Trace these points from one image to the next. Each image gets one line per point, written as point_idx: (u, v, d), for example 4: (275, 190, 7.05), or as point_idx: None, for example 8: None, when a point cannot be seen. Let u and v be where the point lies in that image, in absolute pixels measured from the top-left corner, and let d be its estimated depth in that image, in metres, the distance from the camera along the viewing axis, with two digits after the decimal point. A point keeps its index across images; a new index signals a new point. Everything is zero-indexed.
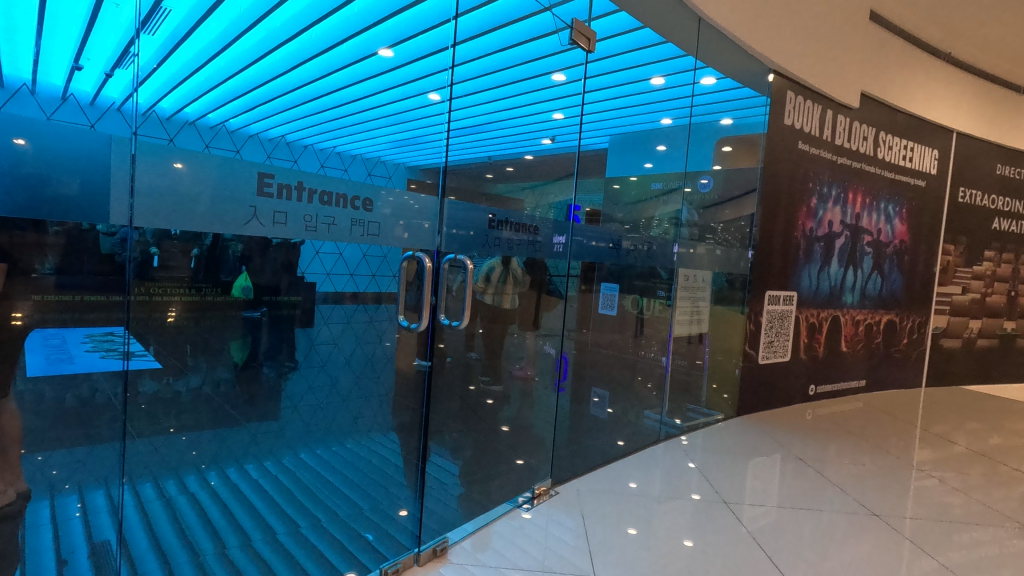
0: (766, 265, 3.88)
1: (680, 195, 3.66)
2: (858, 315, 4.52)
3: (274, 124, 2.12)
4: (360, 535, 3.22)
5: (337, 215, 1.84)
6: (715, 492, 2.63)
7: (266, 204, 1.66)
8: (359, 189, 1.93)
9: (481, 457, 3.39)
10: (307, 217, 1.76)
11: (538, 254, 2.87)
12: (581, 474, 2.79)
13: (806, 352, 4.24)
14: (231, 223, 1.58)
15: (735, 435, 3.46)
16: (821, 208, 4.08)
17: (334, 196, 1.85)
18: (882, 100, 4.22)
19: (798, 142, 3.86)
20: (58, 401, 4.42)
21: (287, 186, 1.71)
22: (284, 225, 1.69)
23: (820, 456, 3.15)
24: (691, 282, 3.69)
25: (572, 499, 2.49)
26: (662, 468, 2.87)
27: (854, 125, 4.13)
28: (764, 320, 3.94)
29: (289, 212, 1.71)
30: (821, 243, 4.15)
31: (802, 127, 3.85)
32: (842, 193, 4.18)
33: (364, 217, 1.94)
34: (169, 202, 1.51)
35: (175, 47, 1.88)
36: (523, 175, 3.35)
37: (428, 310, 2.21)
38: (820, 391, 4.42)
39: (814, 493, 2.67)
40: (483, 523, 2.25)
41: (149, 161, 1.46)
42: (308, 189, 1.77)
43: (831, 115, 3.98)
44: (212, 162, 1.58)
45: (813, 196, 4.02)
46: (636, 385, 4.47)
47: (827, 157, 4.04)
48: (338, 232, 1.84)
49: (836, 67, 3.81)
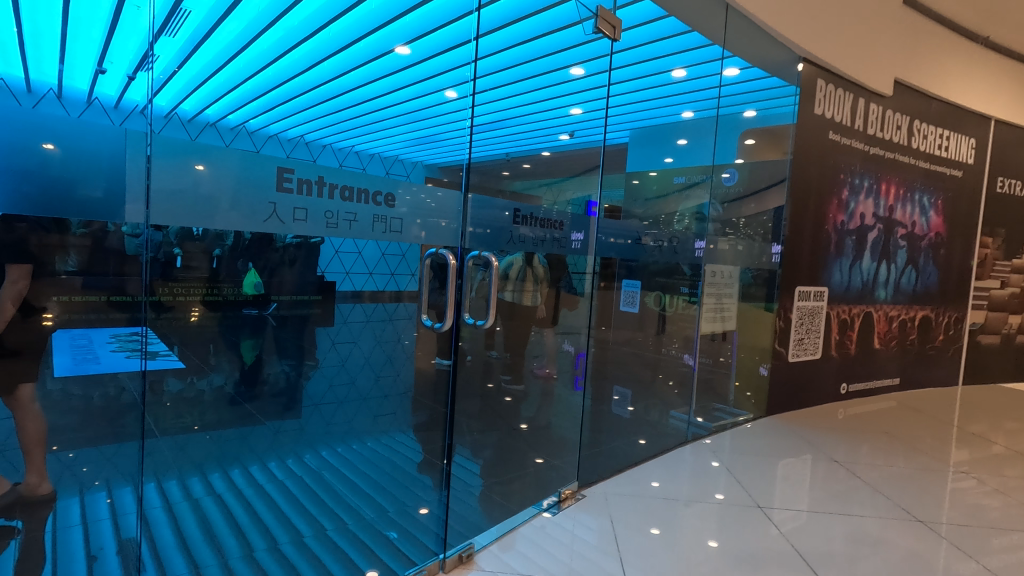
0: (795, 262, 3.76)
1: (703, 188, 3.66)
2: (891, 310, 4.39)
3: (293, 123, 2.07)
4: (382, 534, 3.29)
5: (358, 211, 1.84)
6: (742, 492, 2.57)
7: (285, 202, 1.67)
8: (381, 183, 1.93)
9: (503, 457, 3.35)
10: (327, 213, 1.75)
11: (560, 250, 2.89)
12: (605, 477, 2.72)
13: (837, 350, 4.12)
14: (246, 218, 1.58)
15: (765, 436, 3.36)
16: (853, 200, 3.96)
17: (356, 189, 1.84)
18: (916, 88, 4.08)
19: (829, 132, 3.73)
20: (86, 400, 4.50)
21: (305, 183, 1.72)
22: (303, 222, 1.70)
23: (853, 457, 3.06)
24: (718, 279, 3.62)
25: (599, 502, 2.43)
26: (687, 469, 2.82)
27: (887, 114, 4.00)
28: (795, 316, 3.82)
29: (309, 208, 1.71)
30: (852, 236, 4.02)
31: (833, 117, 3.72)
32: (874, 183, 4.05)
33: (385, 212, 1.93)
34: (185, 202, 1.50)
35: (196, 47, 1.93)
36: (538, 172, 3.35)
37: (451, 308, 2.17)
38: (852, 390, 4.30)
39: (847, 494, 2.60)
40: (507, 528, 2.21)
41: (165, 166, 1.46)
42: (327, 186, 1.77)
43: (863, 103, 3.86)
44: (228, 160, 1.57)
45: (845, 187, 3.90)
46: (659, 382, 4.39)
47: (860, 147, 3.92)
48: (359, 230, 1.84)
49: (870, 54, 3.69)
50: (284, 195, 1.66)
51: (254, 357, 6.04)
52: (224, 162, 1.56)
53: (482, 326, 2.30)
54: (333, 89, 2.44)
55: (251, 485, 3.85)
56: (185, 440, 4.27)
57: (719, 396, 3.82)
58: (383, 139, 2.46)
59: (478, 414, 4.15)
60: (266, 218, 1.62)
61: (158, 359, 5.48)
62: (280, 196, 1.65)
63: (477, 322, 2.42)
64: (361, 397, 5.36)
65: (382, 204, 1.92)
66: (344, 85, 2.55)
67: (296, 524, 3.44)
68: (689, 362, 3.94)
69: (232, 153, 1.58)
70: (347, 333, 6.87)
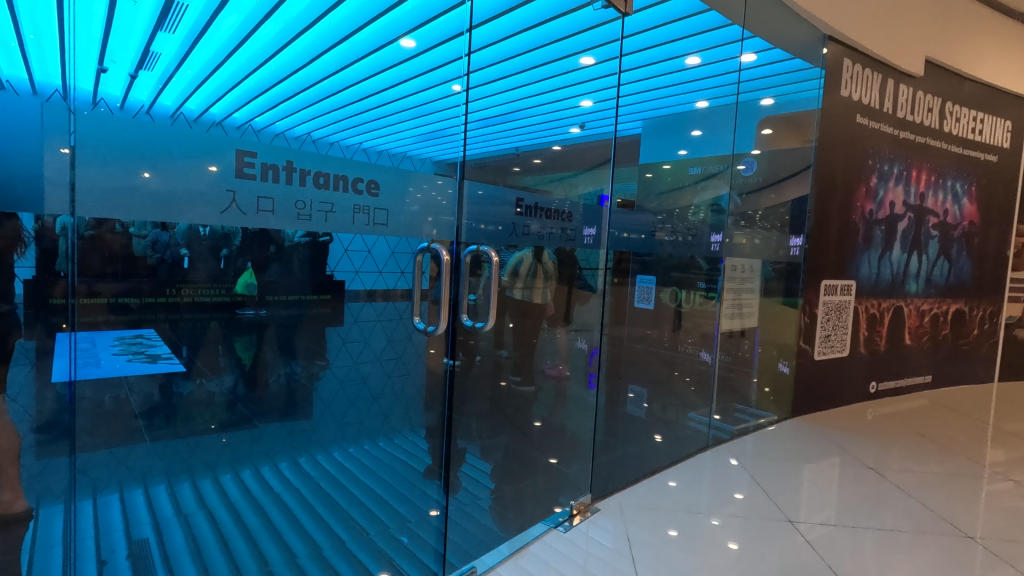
0: (822, 254, 3.58)
1: (720, 179, 3.58)
2: (923, 305, 4.22)
3: (299, 120, 1.95)
4: (395, 539, 3.33)
5: (333, 201, 1.86)
6: (766, 495, 2.46)
7: (248, 189, 1.67)
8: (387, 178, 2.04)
9: (516, 459, 3.26)
10: (297, 202, 1.78)
11: (568, 242, 2.92)
12: (622, 487, 2.52)
13: (865, 346, 3.96)
14: (207, 209, 1.61)
15: (792, 438, 3.22)
16: (882, 187, 3.78)
17: (332, 180, 1.88)
18: (949, 67, 3.90)
19: (856, 116, 3.55)
20: (96, 402, 4.44)
21: (272, 170, 1.74)
22: (269, 213, 1.73)
23: (884, 458, 2.92)
24: (740, 273, 3.48)
25: (615, 514, 2.25)
26: (709, 472, 2.71)
27: (917, 96, 3.82)
28: (820, 312, 3.65)
29: (275, 197, 1.74)
30: (881, 226, 3.86)
31: (861, 98, 3.54)
32: (904, 170, 3.87)
33: (371, 203, 1.99)
34: (135, 198, 1.53)
35: (192, 46, 1.83)
36: (549, 170, 3.20)
37: (444, 308, 2.02)
38: (882, 388, 4.13)
39: (877, 498, 2.47)
40: (518, 545, 2.01)
41: (113, 166, 1.51)
42: (297, 175, 1.79)
43: (892, 84, 3.68)
44: (186, 153, 1.61)
45: (873, 174, 3.72)
46: (676, 381, 4.27)
47: (889, 131, 3.74)
48: (338, 221, 1.88)
49: (901, 31, 3.51)
50: (246, 180, 1.67)
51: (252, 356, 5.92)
52: (180, 154, 1.61)
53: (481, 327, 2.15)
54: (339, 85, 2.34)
55: (264, 486, 3.79)
56: (196, 442, 4.21)
57: (741, 396, 3.69)
58: (390, 135, 2.33)
59: (490, 414, 4.05)
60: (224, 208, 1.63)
61: (159, 362, 5.41)
62: (238, 180, 1.65)
63: (480, 326, 2.34)
64: (374, 396, 5.32)
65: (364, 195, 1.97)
66: (349, 82, 2.44)
67: (309, 529, 3.36)
68: (707, 359, 4.01)
69: (187, 144, 1.62)
70: (358, 332, 6.88)
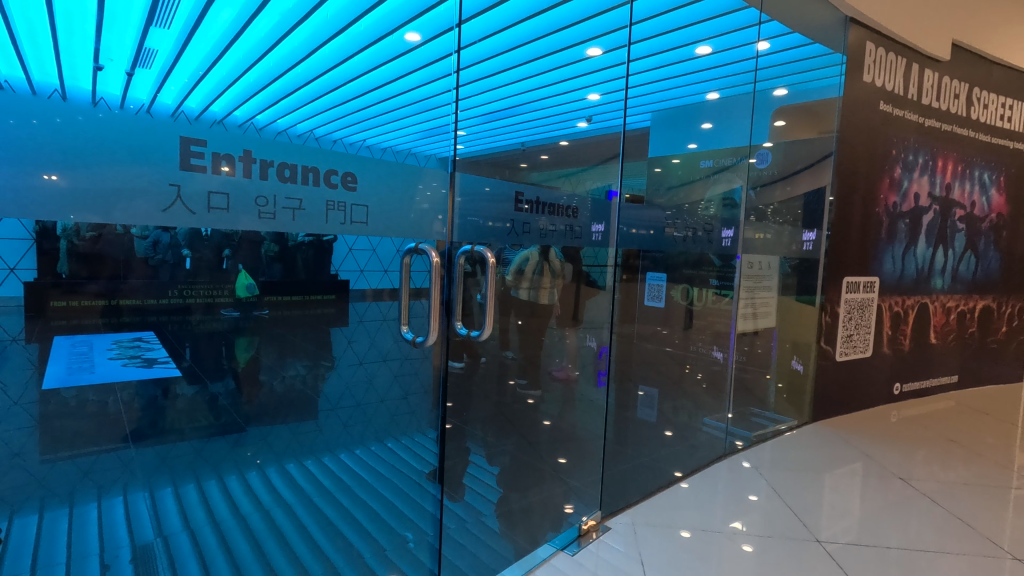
0: (844, 249, 3.40)
1: (731, 172, 3.56)
2: (948, 301, 4.09)
3: (300, 118, 1.86)
4: (400, 534, 3.49)
5: (303, 197, 1.79)
6: (787, 505, 2.35)
7: (196, 187, 1.61)
8: (392, 179, 2.04)
9: (522, 465, 3.19)
10: (257, 198, 1.69)
11: (573, 239, 2.89)
12: (635, 502, 2.40)
13: (889, 346, 3.82)
14: (150, 206, 1.55)
15: (812, 443, 3.10)
16: (906, 178, 3.62)
17: (302, 175, 1.80)
18: (976, 51, 3.75)
19: (879, 103, 3.37)
20: (101, 405, 4.39)
21: (226, 162, 1.65)
22: (224, 211, 1.64)
23: (907, 463, 2.81)
24: (755, 270, 3.43)
25: (628, 531, 2.13)
26: (726, 480, 2.60)
27: (943, 81, 3.66)
28: (843, 310, 3.48)
29: (231, 193, 1.64)
30: (905, 219, 3.70)
31: (884, 84, 3.36)
32: (930, 160, 3.72)
33: (349, 199, 1.88)
34: (76, 206, 1.45)
35: (189, 38, 1.66)
36: (553, 166, 3.01)
37: (433, 316, 1.82)
38: (906, 390, 3.99)
39: (902, 505, 2.36)
40: (525, 568, 1.89)
41: (124, 166, 1.53)
42: (257, 167, 1.70)
43: (917, 69, 3.51)
44: (134, 151, 1.54)
45: (898, 164, 3.56)
46: (688, 382, 4.17)
47: (913, 119, 3.57)
48: (307, 219, 1.80)
49: (928, 14, 3.37)
50: (196, 175, 1.60)
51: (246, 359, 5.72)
52: (127, 152, 1.53)
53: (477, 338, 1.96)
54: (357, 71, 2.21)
55: (269, 487, 3.73)
56: (202, 445, 4.16)
57: (759, 400, 3.57)
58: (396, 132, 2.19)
59: (498, 417, 3.97)
60: (169, 205, 1.57)
61: (154, 367, 5.29)
62: (184, 175, 1.59)
63: (460, 328, 2.18)
64: (381, 397, 5.29)
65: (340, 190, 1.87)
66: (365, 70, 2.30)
67: (314, 535, 3.30)
68: (719, 358, 3.92)
69: (135, 143, 1.54)
70: (363, 332, 6.85)
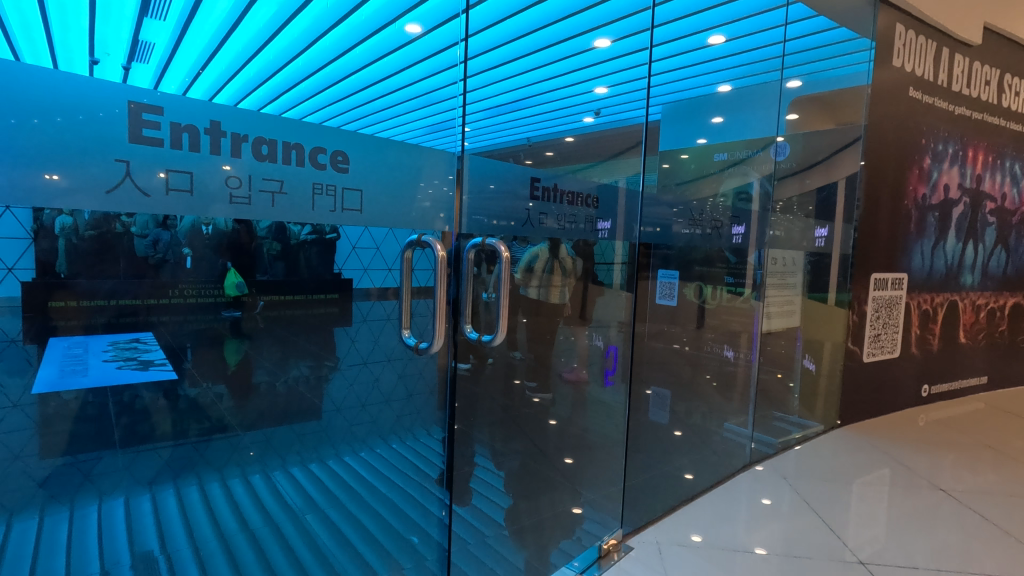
0: (870, 248, 3.31)
1: (747, 164, 3.43)
2: (979, 299, 3.98)
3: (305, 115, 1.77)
4: (405, 539, 3.41)
5: (286, 178, 1.66)
6: (813, 513, 2.25)
7: (149, 166, 1.42)
8: (391, 172, 1.91)
9: (530, 470, 3.11)
10: (228, 179, 1.52)
11: (576, 235, 2.87)
12: (664, 515, 2.29)
13: (918, 346, 3.71)
14: (95, 194, 1.35)
15: (835, 450, 3.00)
16: (936, 169, 3.51)
17: (282, 154, 1.66)
18: (1008, 35, 3.65)
19: (909, 89, 3.28)
20: (100, 406, 4.32)
21: (188, 134, 1.47)
22: (188, 194, 1.48)
23: (936, 467, 2.71)
24: (780, 266, 3.35)
25: (653, 553, 1.98)
26: (749, 489, 2.50)
27: (974, 67, 3.56)
28: (870, 309, 3.40)
29: (194, 171, 1.49)
30: (935, 212, 3.59)
31: (914, 70, 3.27)
32: (960, 150, 3.61)
33: (339, 181, 1.78)
34: (2, 189, 1.20)
35: (185, 30, 1.61)
36: (569, 154, 2.94)
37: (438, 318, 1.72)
38: (934, 392, 3.89)
39: (932, 511, 2.26)
40: None
41: (95, 160, 1.35)
42: (227, 141, 1.52)
43: (948, 53, 3.42)
44: (76, 127, 1.33)
45: (927, 154, 3.45)
46: (702, 384, 4.06)
47: (943, 106, 3.47)
48: (289, 203, 1.67)
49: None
50: (151, 151, 1.42)
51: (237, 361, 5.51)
52: (66, 131, 1.32)
53: (488, 341, 1.84)
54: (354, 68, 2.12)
55: (273, 489, 3.66)
56: (204, 446, 4.07)
57: (778, 403, 3.45)
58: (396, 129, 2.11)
59: (506, 419, 3.89)
60: (115, 185, 1.37)
61: (149, 369, 5.06)
62: (133, 150, 1.39)
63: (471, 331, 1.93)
64: (385, 397, 5.22)
65: (328, 170, 1.75)
66: (368, 68, 2.22)
67: (320, 541, 3.23)
68: (730, 356, 3.93)
69: (79, 119, 1.33)
70: (367, 331, 6.77)
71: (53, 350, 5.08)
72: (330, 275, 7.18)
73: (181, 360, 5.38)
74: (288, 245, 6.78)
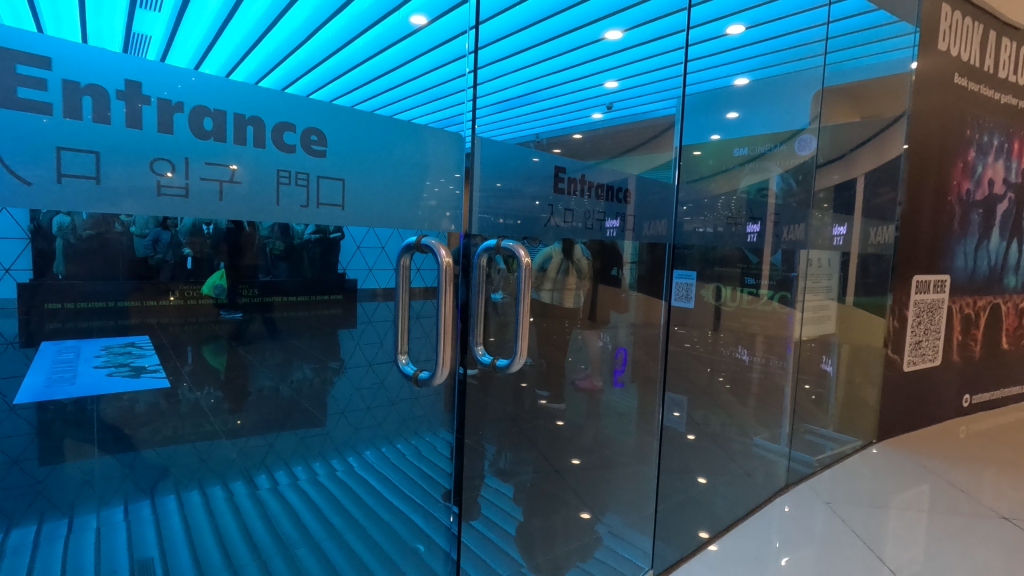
0: (913, 252, 3.24)
1: (768, 159, 3.33)
2: (1021, 301, 3.95)
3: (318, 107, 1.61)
4: (411, 547, 3.32)
5: (238, 161, 1.46)
6: (846, 528, 2.16)
7: (28, 144, 1.18)
8: (377, 162, 1.76)
9: (540, 489, 3.01)
10: (155, 163, 1.34)
11: (590, 236, 2.71)
12: (716, 533, 2.20)
13: (959, 352, 3.62)
14: None
15: (869, 466, 2.88)
16: (980, 162, 3.41)
17: (235, 129, 1.46)
18: None
19: (955, 75, 3.21)
20: (100, 411, 4.21)
21: (89, 97, 1.24)
22: (91, 180, 1.26)
23: (976, 482, 2.61)
24: (814, 267, 3.24)
25: None
26: (781, 507, 2.40)
27: (1020, 51, 3.50)
28: (911, 313, 3.31)
29: (102, 152, 1.27)
30: (979, 209, 3.49)
31: (959, 54, 3.21)
32: (1005, 142, 3.53)
33: (313, 168, 1.59)
34: None
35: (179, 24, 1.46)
36: (587, 151, 2.84)
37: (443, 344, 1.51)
38: (976, 402, 3.80)
39: (975, 526, 2.17)
40: None
41: None
42: (150, 109, 1.32)
43: (994, 36, 3.37)
44: None
45: (972, 147, 3.36)
46: (716, 387, 3.93)
47: (989, 95, 3.39)
48: (241, 193, 1.47)
49: None
50: (37, 119, 1.18)
51: (224, 364, 5.36)
52: None
53: (503, 368, 1.67)
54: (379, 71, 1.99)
55: (285, 492, 3.60)
56: (206, 447, 4.01)
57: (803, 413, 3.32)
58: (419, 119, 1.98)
59: (517, 428, 3.79)
60: None
61: (142, 376, 4.87)
62: (1, 114, 1.12)
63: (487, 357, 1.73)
64: (390, 400, 5.10)
65: (299, 152, 1.56)
66: (388, 64, 2.05)
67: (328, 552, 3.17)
68: (745, 356, 3.80)
69: None
70: (373, 332, 6.68)
71: (43, 356, 4.91)
72: (334, 275, 7.07)
73: (182, 361, 5.28)
74: (292, 244, 6.72)
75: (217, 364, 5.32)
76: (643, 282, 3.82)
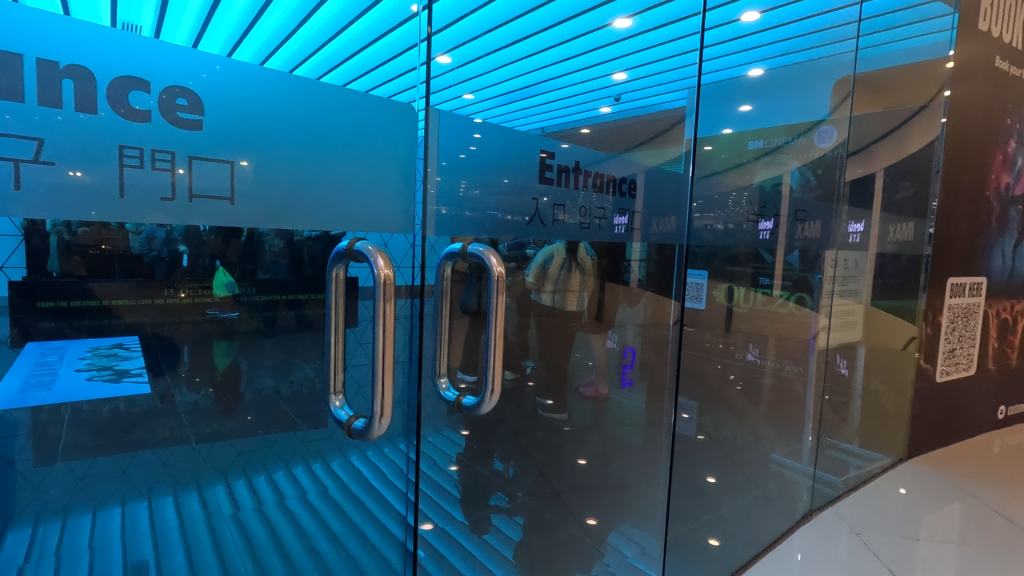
0: (950, 249, 3.07)
1: (784, 153, 3.26)
2: None
3: (206, 73, 1.34)
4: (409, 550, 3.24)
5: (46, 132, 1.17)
6: (877, 555, 2.04)
7: None
8: (287, 138, 1.49)
9: (541, 510, 2.88)
10: None
11: (596, 235, 2.59)
12: (739, 563, 2.07)
13: (995, 360, 3.47)
14: None
15: (899, 486, 2.75)
16: (1019, 155, 3.27)
17: (41, 82, 1.14)
18: None
19: (997, 58, 3.05)
20: (96, 412, 4.11)
21: None
22: None
23: (1013, 507, 2.48)
24: (840, 266, 3.13)
25: None
26: (808, 532, 2.27)
27: None
28: (946, 319, 3.14)
29: None
30: (1018, 206, 3.35)
31: (1003, 36, 3.07)
32: None
33: (181, 148, 1.33)
34: None
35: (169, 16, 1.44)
36: (596, 144, 2.61)
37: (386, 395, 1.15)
38: (1011, 415, 3.67)
39: (1016, 553, 2.05)
40: None
41: None
42: None
43: None
44: None
45: (1011, 138, 3.21)
46: (727, 390, 3.73)
47: None
48: (59, 176, 1.19)
49: None
50: None
51: (228, 363, 5.28)
52: None
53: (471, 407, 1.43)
54: (363, 68, 1.79)
55: (288, 496, 3.51)
56: (206, 450, 3.92)
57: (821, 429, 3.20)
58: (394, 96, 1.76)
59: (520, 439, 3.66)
60: None
61: (122, 381, 4.48)
62: None
63: (451, 392, 1.50)
64: None
65: (156, 121, 1.30)
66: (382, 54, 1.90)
67: (322, 551, 3.13)
68: (753, 358, 3.66)
69: None
70: None
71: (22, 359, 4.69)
72: None
73: (180, 361, 5.19)
74: None
75: (219, 364, 5.24)
76: (652, 281, 3.67)
